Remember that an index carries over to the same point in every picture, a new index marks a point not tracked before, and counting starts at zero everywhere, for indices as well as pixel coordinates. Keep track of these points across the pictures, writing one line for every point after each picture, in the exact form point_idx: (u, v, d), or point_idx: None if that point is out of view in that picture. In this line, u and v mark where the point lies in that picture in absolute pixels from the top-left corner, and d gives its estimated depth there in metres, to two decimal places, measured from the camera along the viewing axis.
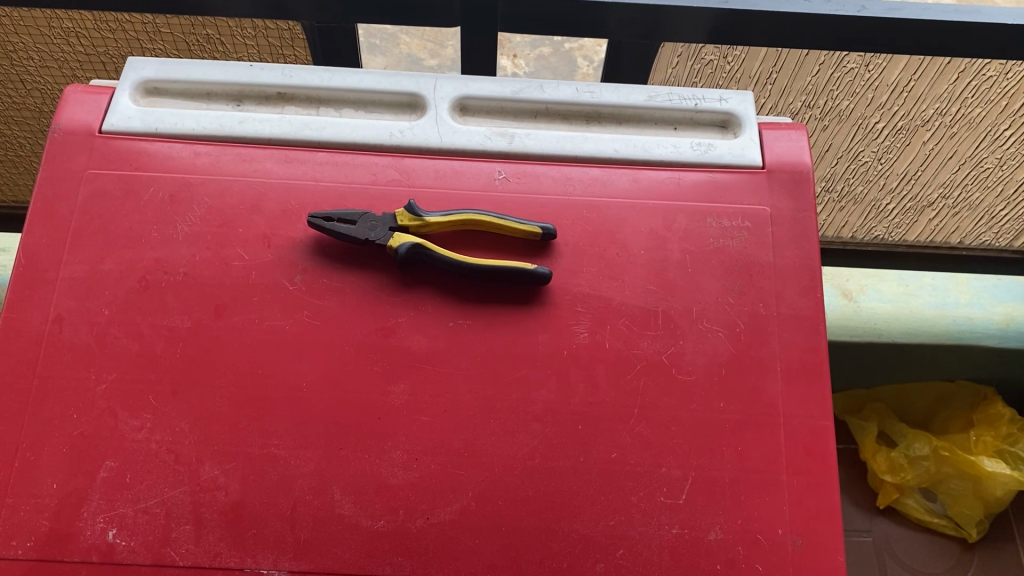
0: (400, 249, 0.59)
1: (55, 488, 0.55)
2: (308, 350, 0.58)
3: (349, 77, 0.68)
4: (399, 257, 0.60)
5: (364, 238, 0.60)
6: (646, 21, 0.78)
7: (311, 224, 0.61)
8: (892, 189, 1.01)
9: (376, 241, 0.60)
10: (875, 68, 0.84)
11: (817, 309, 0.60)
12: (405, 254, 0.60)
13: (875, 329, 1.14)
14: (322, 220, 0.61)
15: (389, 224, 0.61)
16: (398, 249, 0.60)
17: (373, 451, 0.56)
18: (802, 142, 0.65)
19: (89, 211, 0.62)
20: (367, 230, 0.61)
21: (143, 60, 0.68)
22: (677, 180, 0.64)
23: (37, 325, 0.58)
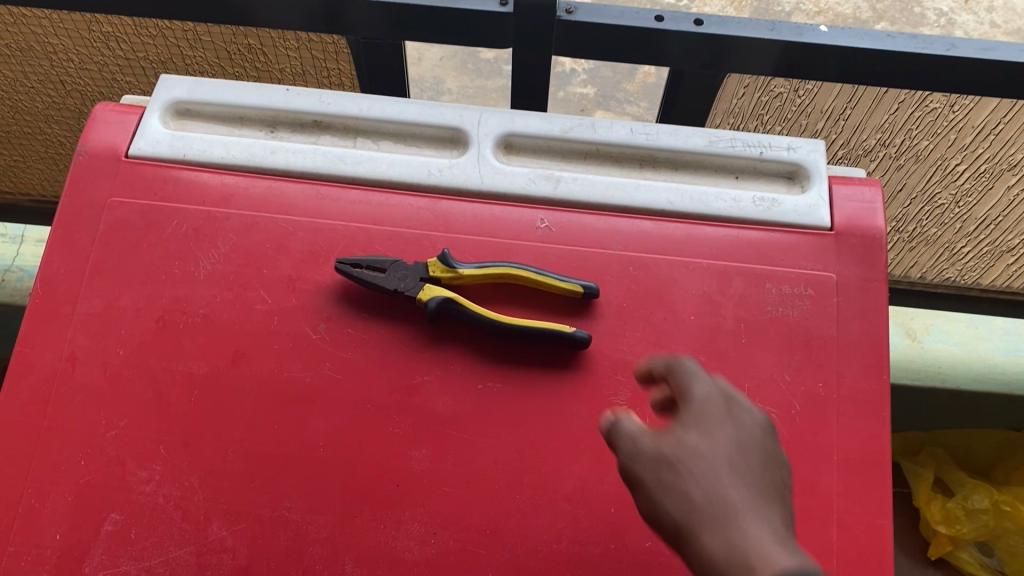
0: (430, 302, 0.55)
1: (57, 539, 0.52)
2: (328, 406, 0.55)
3: (389, 107, 0.64)
4: (428, 311, 0.56)
5: (393, 288, 0.56)
6: (709, 51, 0.72)
7: (337, 269, 0.57)
8: (969, 233, 0.93)
9: (404, 292, 0.56)
10: (961, 109, 0.77)
11: (881, 393, 0.55)
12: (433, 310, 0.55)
13: (938, 374, 1.06)
14: (347, 266, 0.57)
15: (420, 274, 0.57)
16: (428, 302, 0.56)
17: (389, 521, 0.52)
18: (874, 204, 0.60)
19: (110, 242, 0.59)
20: (397, 279, 0.57)
21: (176, 79, 0.65)
22: (734, 237, 0.59)
23: (50, 363, 0.56)
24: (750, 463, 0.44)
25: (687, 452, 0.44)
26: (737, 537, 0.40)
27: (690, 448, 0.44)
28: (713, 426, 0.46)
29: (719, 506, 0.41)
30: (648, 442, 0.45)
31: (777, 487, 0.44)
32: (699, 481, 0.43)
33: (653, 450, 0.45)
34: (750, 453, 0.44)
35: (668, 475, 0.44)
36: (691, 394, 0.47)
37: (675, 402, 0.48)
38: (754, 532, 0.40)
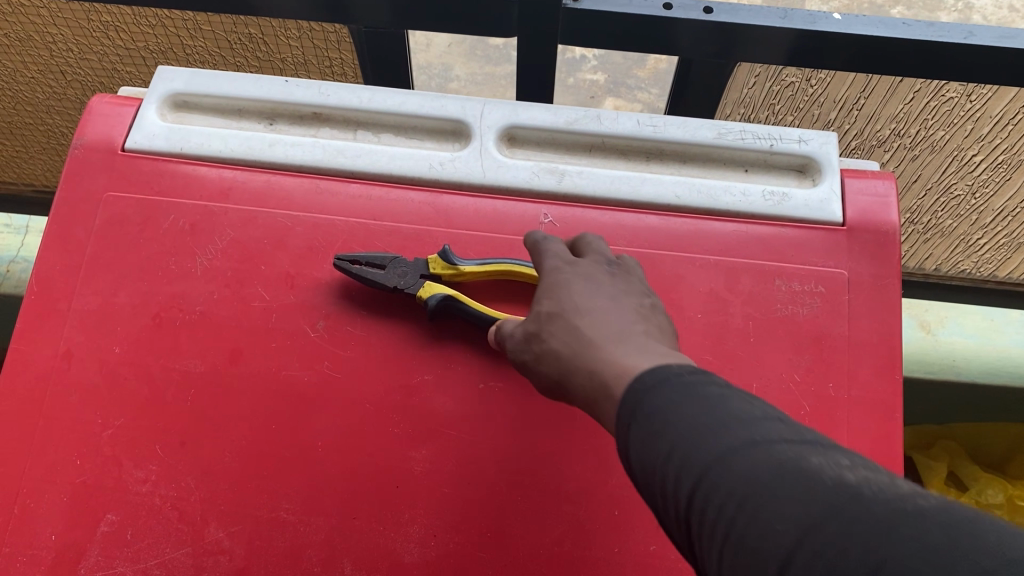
0: (431, 301, 0.54)
1: (52, 539, 0.51)
2: (327, 405, 0.54)
3: (389, 99, 0.62)
4: (428, 309, 0.54)
5: (393, 286, 0.55)
6: (719, 40, 0.70)
7: (336, 266, 0.56)
8: (985, 225, 0.91)
9: (405, 290, 0.55)
10: (978, 99, 0.74)
11: (893, 393, 0.53)
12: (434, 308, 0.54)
13: (952, 367, 1.03)
14: (345, 263, 0.56)
15: (421, 271, 0.56)
16: (428, 301, 0.54)
17: (389, 523, 0.51)
18: (888, 198, 0.58)
19: (106, 237, 0.58)
20: (397, 277, 0.55)
21: (173, 70, 0.63)
22: (743, 233, 0.58)
23: (46, 360, 0.55)
24: (590, 299, 0.48)
25: (541, 318, 0.49)
26: (597, 355, 0.44)
27: (546, 312, 0.49)
28: (564, 287, 0.49)
29: (575, 344, 0.45)
30: (517, 328, 0.51)
31: (638, 312, 0.47)
32: (557, 332, 0.47)
33: (522, 331, 0.50)
34: (598, 292, 0.49)
35: (534, 341, 0.49)
36: (541, 270, 0.52)
37: (540, 277, 0.53)
38: (610, 345, 0.44)
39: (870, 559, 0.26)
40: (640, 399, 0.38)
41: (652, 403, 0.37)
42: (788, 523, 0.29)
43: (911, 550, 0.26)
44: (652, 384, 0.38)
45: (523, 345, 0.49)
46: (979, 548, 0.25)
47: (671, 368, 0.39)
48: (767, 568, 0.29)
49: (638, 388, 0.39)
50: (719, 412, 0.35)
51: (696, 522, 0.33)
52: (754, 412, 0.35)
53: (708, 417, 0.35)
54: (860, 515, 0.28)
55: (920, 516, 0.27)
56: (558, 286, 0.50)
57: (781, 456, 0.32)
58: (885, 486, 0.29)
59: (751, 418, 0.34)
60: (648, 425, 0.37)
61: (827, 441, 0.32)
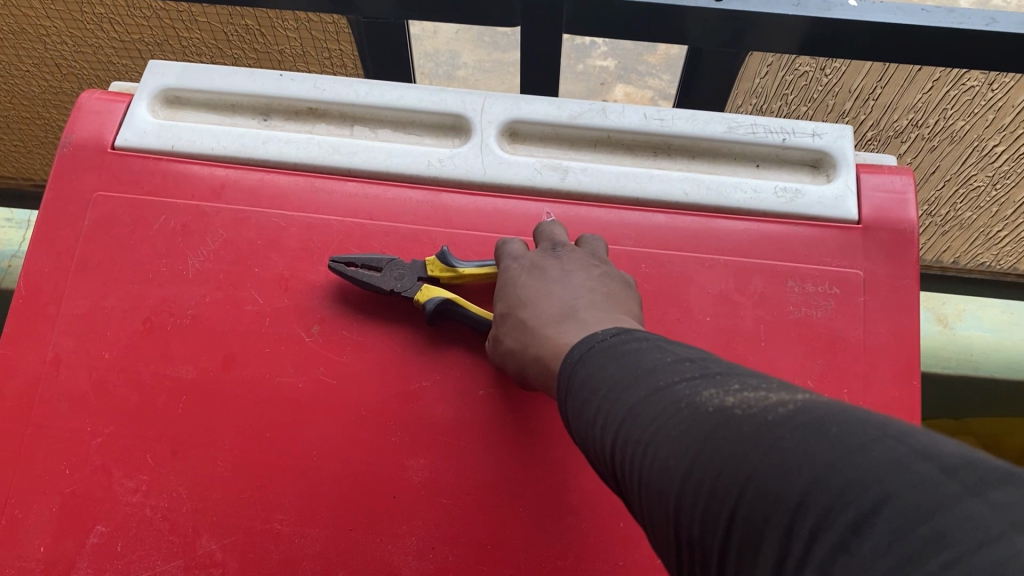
0: (429, 304, 0.52)
1: (40, 552, 0.50)
2: (322, 413, 0.52)
3: (387, 93, 0.60)
4: (426, 312, 0.52)
5: (390, 288, 0.53)
6: (730, 28, 0.68)
7: (330, 269, 0.54)
8: (1006, 217, 0.88)
9: (402, 293, 0.53)
10: (1000, 88, 0.71)
11: (912, 399, 0.51)
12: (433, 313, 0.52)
13: (971, 362, 1.00)
14: (338, 263, 0.54)
15: (419, 274, 0.54)
16: (427, 304, 0.52)
17: (386, 535, 0.50)
18: (906, 195, 0.56)
19: (96, 238, 0.56)
20: (393, 279, 0.53)
21: (164, 64, 0.61)
22: (754, 232, 0.55)
23: (34, 366, 0.53)
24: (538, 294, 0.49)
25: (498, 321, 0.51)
26: (545, 345, 0.46)
27: (501, 313, 0.50)
28: (516, 281, 0.51)
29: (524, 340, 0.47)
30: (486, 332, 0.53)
31: (585, 294, 0.48)
32: (509, 331, 0.49)
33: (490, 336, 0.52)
34: (547, 281, 0.50)
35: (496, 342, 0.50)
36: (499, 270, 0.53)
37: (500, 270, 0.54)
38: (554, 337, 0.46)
39: (741, 476, 0.28)
40: (572, 369, 0.40)
41: (581, 372, 0.39)
42: (677, 457, 0.30)
43: (771, 460, 0.27)
44: (581, 356, 0.40)
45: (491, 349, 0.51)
46: (826, 444, 0.26)
47: (595, 336, 0.41)
48: (664, 504, 0.31)
49: (569, 364, 0.40)
50: (634, 366, 0.36)
51: (617, 471, 0.34)
52: (665, 359, 0.36)
53: (625, 373, 0.36)
54: (732, 438, 0.29)
55: (781, 425, 0.28)
56: (509, 283, 0.51)
57: (678, 396, 0.33)
58: (759, 403, 0.30)
59: (664, 366, 0.35)
60: (578, 392, 0.38)
61: (728, 373, 0.33)
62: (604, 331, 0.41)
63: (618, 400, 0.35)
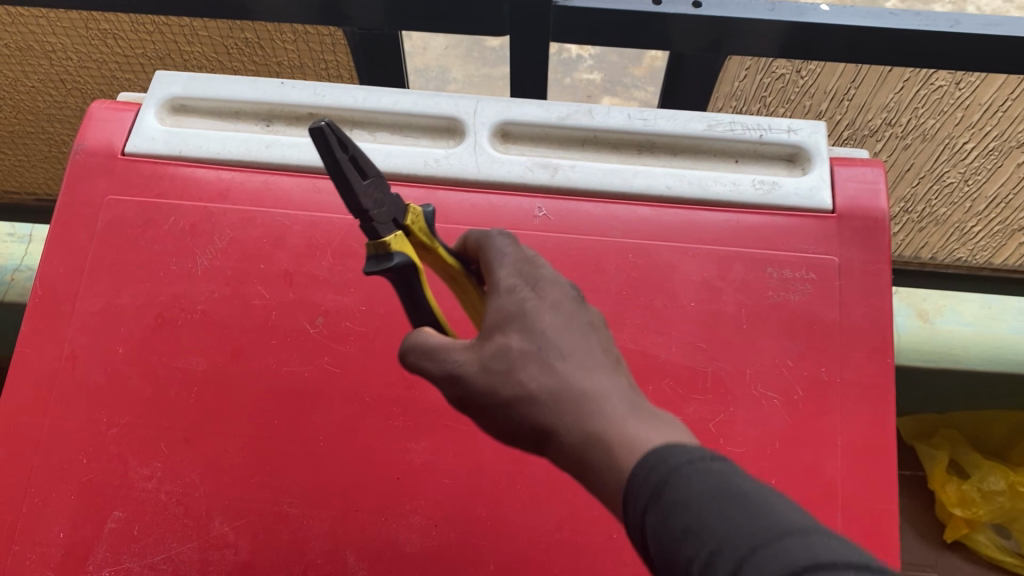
0: (401, 257, 0.42)
1: (61, 537, 0.52)
2: (327, 399, 0.55)
3: (384, 98, 0.63)
4: (390, 264, 0.42)
5: (366, 209, 0.41)
6: (711, 33, 0.71)
7: (315, 134, 0.39)
8: (979, 212, 0.91)
9: (372, 222, 0.41)
10: (967, 87, 0.75)
11: (886, 376, 0.54)
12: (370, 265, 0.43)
13: (951, 355, 1.05)
14: (327, 135, 0.39)
15: (398, 216, 0.43)
16: (397, 256, 0.42)
17: (390, 514, 0.52)
18: (878, 184, 0.59)
19: (108, 240, 0.59)
20: (372, 198, 0.41)
21: (171, 74, 0.64)
22: (734, 222, 0.58)
23: (51, 361, 0.56)
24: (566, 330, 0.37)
25: (503, 347, 0.38)
26: (600, 418, 0.34)
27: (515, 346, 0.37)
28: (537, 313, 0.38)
29: (555, 386, 0.36)
30: (465, 351, 0.39)
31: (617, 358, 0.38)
32: (526, 367, 0.36)
33: (476, 359, 0.38)
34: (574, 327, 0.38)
35: (493, 369, 0.37)
36: (495, 281, 0.40)
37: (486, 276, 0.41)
38: (598, 399, 0.35)
39: None
40: (662, 480, 0.30)
41: (676, 491, 0.30)
42: None
43: None
44: (679, 467, 0.30)
45: (479, 378, 0.38)
46: None
47: (684, 449, 0.31)
48: None
49: (660, 470, 0.31)
50: (765, 516, 0.28)
51: None
52: (802, 519, 0.28)
53: (748, 517, 0.28)
54: None
55: None
56: (523, 305, 0.38)
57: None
58: None
59: (803, 528, 0.27)
60: (664, 518, 0.29)
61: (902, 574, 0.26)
62: (700, 449, 0.31)
63: (736, 556, 0.27)
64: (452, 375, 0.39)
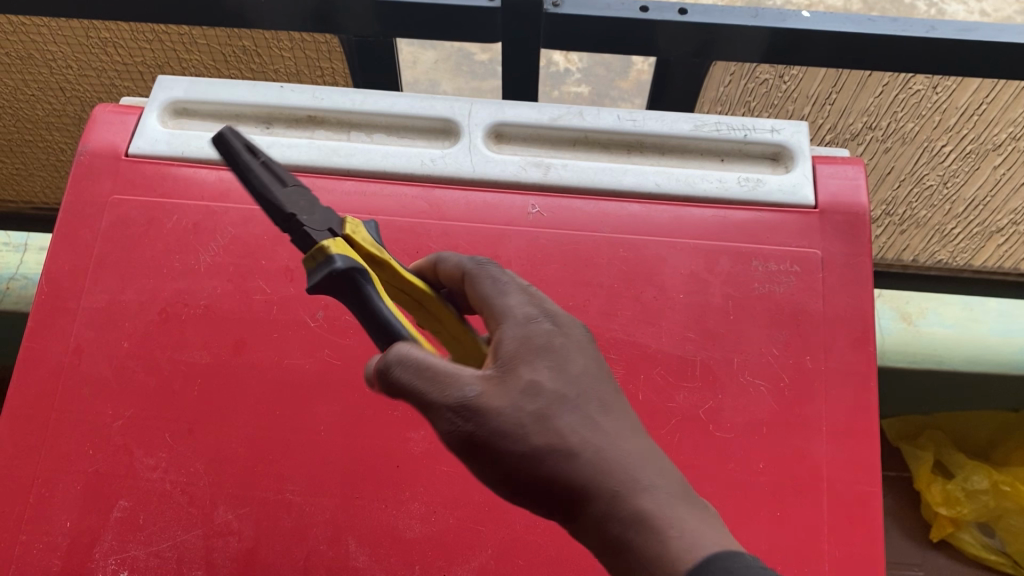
0: (340, 257, 0.41)
1: (67, 526, 0.53)
2: (328, 390, 0.56)
3: (382, 101, 0.65)
4: (330, 267, 0.41)
5: (286, 208, 0.42)
6: (697, 40, 0.74)
7: (218, 142, 0.43)
8: (958, 214, 0.94)
9: (295, 222, 0.42)
10: (944, 91, 0.78)
11: (868, 364, 0.56)
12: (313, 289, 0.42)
13: (935, 356, 1.05)
14: (230, 140, 0.43)
15: (331, 226, 0.43)
16: (335, 257, 0.41)
17: (390, 501, 0.54)
18: (858, 181, 0.61)
19: (112, 238, 0.61)
20: (291, 200, 0.42)
21: (173, 79, 0.66)
22: (721, 218, 0.61)
23: (57, 356, 0.57)
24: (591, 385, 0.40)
25: (534, 387, 0.39)
26: (645, 484, 0.38)
27: (552, 395, 0.39)
28: (564, 362, 0.41)
29: (599, 443, 0.39)
30: (479, 380, 0.39)
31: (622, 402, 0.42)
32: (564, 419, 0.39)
33: (502, 395, 0.39)
34: (592, 374, 0.41)
35: (528, 410, 0.38)
36: (508, 316, 0.42)
37: (494, 308, 0.43)
38: (637, 462, 0.39)
39: None
40: None
41: None
42: None
43: None
44: None
45: (508, 414, 0.38)
46: None
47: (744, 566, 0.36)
48: None
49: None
50: None
51: None
52: None
53: None
54: None
55: None
56: (549, 351, 0.41)
57: None
58: None
59: None
60: None
61: None
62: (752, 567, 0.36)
63: None
64: (469, 405, 0.38)
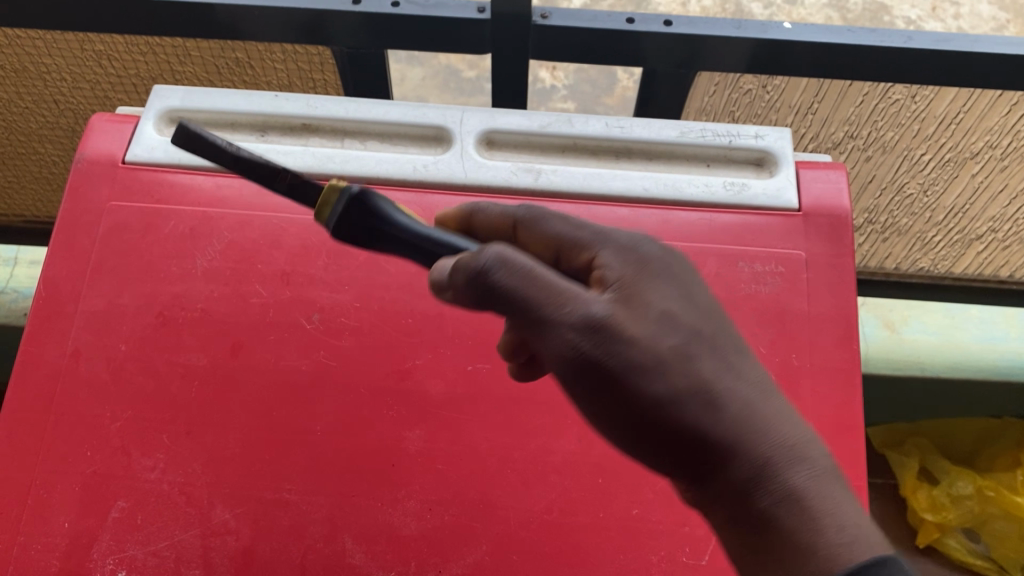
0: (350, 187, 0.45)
1: (66, 526, 0.54)
2: (324, 391, 0.57)
3: (375, 109, 0.66)
4: (343, 197, 0.45)
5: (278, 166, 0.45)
6: (683, 50, 0.76)
7: (179, 131, 0.45)
8: (939, 222, 0.96)
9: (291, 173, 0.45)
10: (922, 100, 0.80)
11: (853, 362, 0.58)
12: (341, 230, 0.45)
13: (918, 364, 1.06)
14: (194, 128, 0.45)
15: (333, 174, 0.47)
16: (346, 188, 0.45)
17: (386, 499, 0.55)
18: (841, 184, 0.63)
19: (109, 243, 0.61)
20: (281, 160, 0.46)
21: (168, 88, 0.67)
22: (708, 221, 0.62)
23: (55, 359, 0.58)
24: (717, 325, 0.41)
25: (665, 322, 0.39)
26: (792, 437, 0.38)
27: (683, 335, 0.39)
28: (687, 299, 0.41)
29: (738, 387, 0.39)
30: (602, 302, 0.39)
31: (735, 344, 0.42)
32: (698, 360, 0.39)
33: (634, 325, 0.39)
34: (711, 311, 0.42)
35: (662, 347, 0.39)
36: (622, 250, 0.42)
37: (602, 237, 0.43)
38: (776, 411, 0.39)
39: None
40: None
41: None
42: None
43: None
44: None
45: (642, 345, 0.38)
46: None
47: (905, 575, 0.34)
48: None
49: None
50: None
51: None
52: None
53: None
54: None
55: None
56: (667, 283, 0.41)
57: None
58: None
59: None
60: None
61: None
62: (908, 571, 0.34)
63: None
64: (598, 328, 0.38)
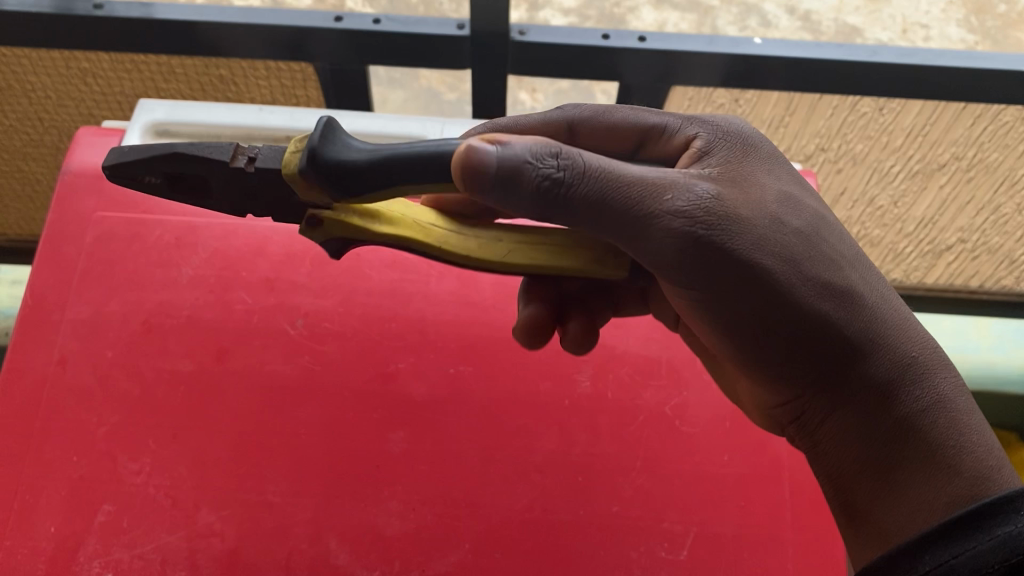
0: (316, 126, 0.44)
1: (51, 531, 0.53)
2: (309, 395, 0.58)
3: (357, 121, 0.68)
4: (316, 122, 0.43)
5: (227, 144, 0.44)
6: (657, 65, 0.78)
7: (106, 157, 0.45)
8: (909, 233, 0.98)
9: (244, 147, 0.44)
10: (889, 113, 0.83)
11: None
12: (313, 176, 0.42)
13: None
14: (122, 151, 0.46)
15: None
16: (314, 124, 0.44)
17: (370, 500, 0.55)
18: None
19: (96, 253, 0.63)
20: None
21: (154, 103, 0.69)
22: None
23: (41, 366, 0.58)
24: (823, 230, 0.44)
25: (788, 202, 0.44)
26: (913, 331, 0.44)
27: (805, 221, 0.44)
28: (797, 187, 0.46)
29: (859, 276, 0.44)
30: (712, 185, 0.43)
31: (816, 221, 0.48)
32: (820, 273, 0.42)
33: (769, 210, 0.43)
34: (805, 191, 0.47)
35: (789, 238, 0.43)
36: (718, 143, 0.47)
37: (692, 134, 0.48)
38: (885, 295, 0.45)
39: None
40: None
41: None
42: None
43: None
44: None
45: (772, 225, 0.43)
46: None
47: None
48: None
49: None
50: None
51: None
52: None
53: None
54: None
55: None
56: (768, 166, 0.46)
57: None
58: None
59: None
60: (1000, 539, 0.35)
61: None
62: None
63: None
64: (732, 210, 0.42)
